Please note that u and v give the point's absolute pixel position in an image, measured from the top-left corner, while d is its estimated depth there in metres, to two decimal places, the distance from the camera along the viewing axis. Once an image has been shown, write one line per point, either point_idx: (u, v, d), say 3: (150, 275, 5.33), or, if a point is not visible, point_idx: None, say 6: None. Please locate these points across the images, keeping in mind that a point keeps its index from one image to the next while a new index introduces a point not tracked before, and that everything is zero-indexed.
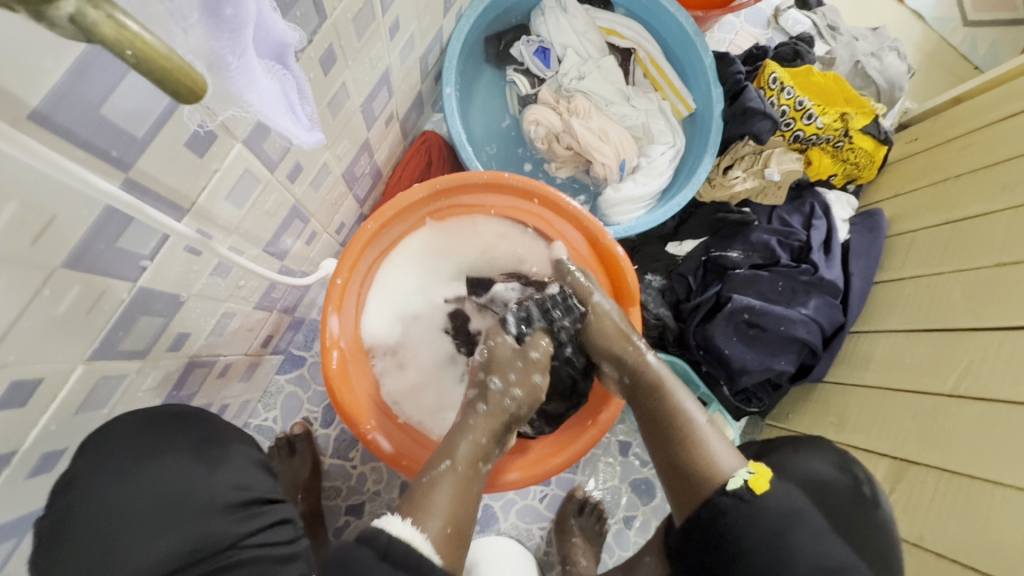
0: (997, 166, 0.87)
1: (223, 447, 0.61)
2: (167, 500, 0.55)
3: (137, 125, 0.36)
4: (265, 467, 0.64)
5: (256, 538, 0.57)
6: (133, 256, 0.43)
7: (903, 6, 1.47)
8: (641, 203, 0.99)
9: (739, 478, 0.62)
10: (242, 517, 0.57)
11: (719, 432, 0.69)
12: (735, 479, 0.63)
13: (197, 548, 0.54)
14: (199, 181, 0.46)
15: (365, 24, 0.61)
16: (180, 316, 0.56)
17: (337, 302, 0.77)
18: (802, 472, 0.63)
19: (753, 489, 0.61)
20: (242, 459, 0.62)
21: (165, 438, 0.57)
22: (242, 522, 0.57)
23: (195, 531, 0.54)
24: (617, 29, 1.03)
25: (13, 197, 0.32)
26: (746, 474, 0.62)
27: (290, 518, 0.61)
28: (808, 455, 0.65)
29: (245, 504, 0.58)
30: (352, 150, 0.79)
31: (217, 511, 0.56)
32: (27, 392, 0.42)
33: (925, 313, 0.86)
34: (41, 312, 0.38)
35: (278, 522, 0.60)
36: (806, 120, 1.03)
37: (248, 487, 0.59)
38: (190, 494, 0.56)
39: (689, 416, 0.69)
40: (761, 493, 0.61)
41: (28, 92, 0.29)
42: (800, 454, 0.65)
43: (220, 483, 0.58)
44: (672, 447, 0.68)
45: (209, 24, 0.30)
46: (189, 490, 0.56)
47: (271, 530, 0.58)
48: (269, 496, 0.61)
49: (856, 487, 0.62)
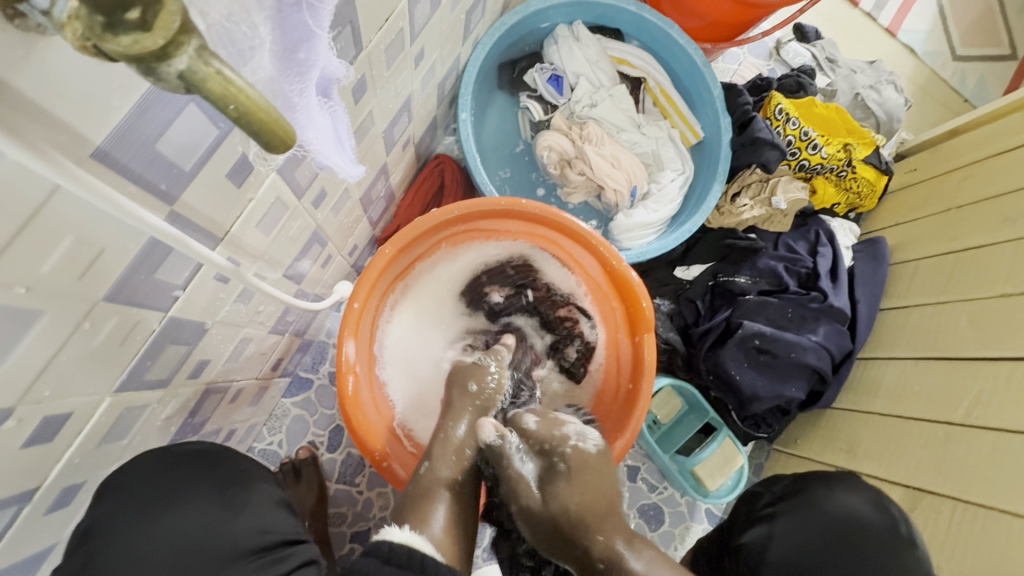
0: (999, 199, 0.90)
1: (244, 489, 0.59)
2: (192, 549, 0.54)
3: (187, 157, 0.36)
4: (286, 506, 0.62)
5: None
6: (168, 286, 0.43)
7: (896, 40, 1.53)
8: (651, 228, 1.00)
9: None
10: (266, 564, 0.56)
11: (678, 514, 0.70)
12: None
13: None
14: (235, 210, 0.46)
15: (395, 54, 0.61)
16: (203, 344, 0.55)
17: (354, 327, 0.76)
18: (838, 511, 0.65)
19: None
20: (264, 501, 0.60)
21: (179, 479, 0.56)
22: (267, 568, 0.56)
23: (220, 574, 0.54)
24: (628, 59, 1.05)
25: (68, 234, 0.31)
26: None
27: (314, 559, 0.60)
28: (842, 493, 0.66)
29: (267, 549, 0.57)
30: (371, 173, 0.79)
31: (240, 558, 0.56)
32: (56, 427, 0.40)
33: (933, 342, 0.88)
34: (79, 346, 0.37)
35: (303, 563, 0.59)
36: (811, 149, 1.06)
37: (271, 529, 0.58)
38: (211, 542, 0.55)
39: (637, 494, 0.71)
40: None
41: (93, 128, 0.28)
42: (835, 490, 0.66)
43: (240, 529, 0.57)
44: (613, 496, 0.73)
45: (278, 64, 0.30)
46: (211, 540, 0.55)
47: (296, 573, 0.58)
48: (289, 539, 0.59)
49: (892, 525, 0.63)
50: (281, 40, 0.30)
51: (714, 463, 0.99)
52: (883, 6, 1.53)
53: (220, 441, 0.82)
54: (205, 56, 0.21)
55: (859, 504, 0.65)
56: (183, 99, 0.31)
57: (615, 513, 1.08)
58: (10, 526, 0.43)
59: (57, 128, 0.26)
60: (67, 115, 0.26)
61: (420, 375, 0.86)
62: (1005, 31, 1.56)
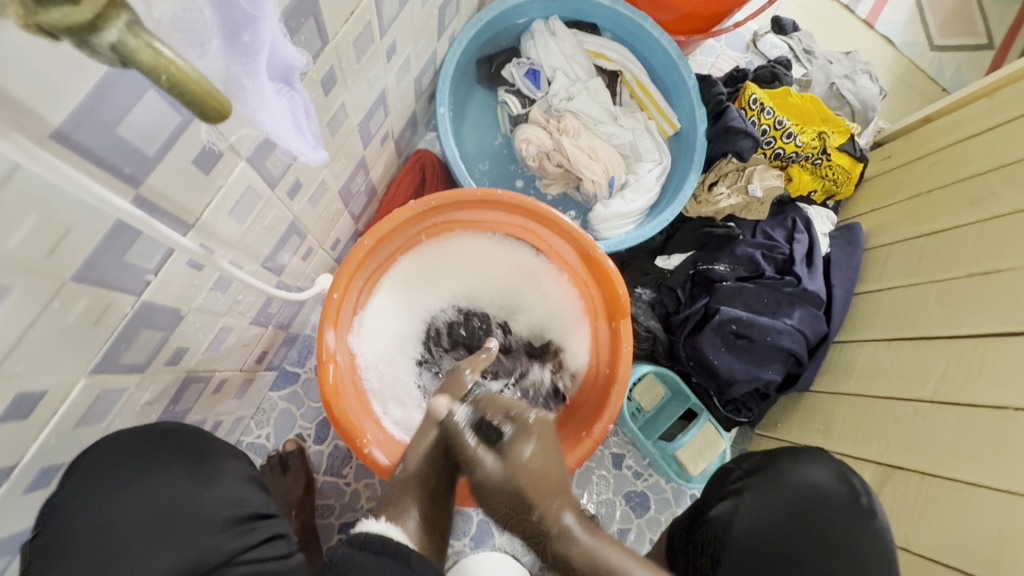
0: (965, 181, 0.92)
1: (216, 463, 0.60)
2: (159, 519, 0.54)
3: (150, 143, 0.38)
4: (258, 482, 0.63)
5: (253, 553, 0.57)
6: (138, 270, 0.44)
7: (874, 32, 1.55)
8: (629, 218, 1.02)
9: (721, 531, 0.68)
10: (235, 534, 0.57)
11: None
12: None
13: (193, 564, 0.54)
14: (205, 198, 0.48)
15: (364, 47, 0.63)
16: (180, 330, 0.57)
17: (334, 318, 0.78)
18: (800, 483, 0.67)
19: None
20: (235, 477, 0.61)
21: (159, 454, 0.56)
22: (235, 538, 0.57)
23: (192, 546, 0.54)
24: (604, 52, 1.07)
25: (33, 211, 0.32)
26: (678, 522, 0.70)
27: (284, 534, 0.61)
28: (808, 465, 0.69)
29: (241, 520, 0.58)
30: (349, 167, 0.81)
31: (212, 530, 0.56)
32: (32, 404, 0.42)
33: (904, 323, 0.90)
34: (51, 325, 0.39)
35: (273, 536, 0.60)
36: (785, 139, 1.07)
37: (243, 504, 0.59)
38: (184, 512, 0.55)
39: None
40: None
41: (51, 111, 0.30)
42: (799, 463, 0.69)
43: (211, 502, 0.57)
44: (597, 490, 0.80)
45: (228, 49, 0.31)
46: (182, 507, 0.55)
47: (266, 545, 0.59)
48: (261, 513, 0.60)
49: (853, 498, 0.66)
50: (226, 21, 0.31)
51: (696, 448, 1.01)
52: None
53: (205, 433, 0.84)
54: (137, 29, 0.23)
55: (820, 476, 0.68)
56: (144, 80, 0.33)
57: (601, 500, 1.09)
58: None
59: (15, 109, 0.28)
60: (24, 96, 0.28)
61: (397, 359, 0.90)
62: (982, 21, 1.59)
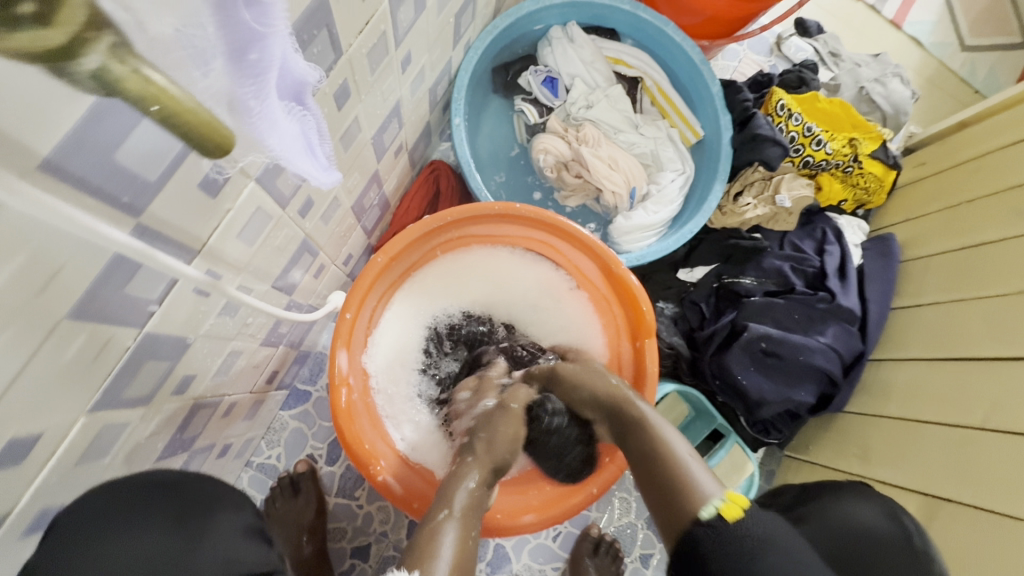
0: (1010, 190, 0.87)
1: (203, 519, 0.52)
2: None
3: (152, 168, 0.35)
4: (257, 534, 0.56)
5: None
6: (140, 301, 0.41)
7: (902, 32, 1.49)
8: (652, 230, 0.98)
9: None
10: None
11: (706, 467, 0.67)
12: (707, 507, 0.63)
13: None
14: (211, 222, 0.45)
15: (379, 58, 0.60)
16: (187, 359, 0.54)
17: (346, 339, 0.75)
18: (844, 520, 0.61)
19: (724, 516, 0.61)
20: (228, 529, 0.53)
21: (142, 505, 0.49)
22: None
23: None
24: (624, 59, 1.03)
25: (21, 249, 0.29)
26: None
27: None
28: (853, 504, 0.62)
29: None
30: (362, 182, 0.78)
31: None
32: (26, 448, 0.39)
33: (947, 342, 0.85)
34: (45, 365, 0.36)
35: None
36: (815, 146, 1.02)
37: (242, 560, 0.51)
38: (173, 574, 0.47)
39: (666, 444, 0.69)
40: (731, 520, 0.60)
41: (40, 141, 0.27)
42: (844, 500, 0.63)
43: (205, 561, 0.49)
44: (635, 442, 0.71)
45: (232, 69, 0.28)
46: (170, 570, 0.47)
47: None
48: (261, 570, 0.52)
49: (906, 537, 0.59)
50: (232, 41, 0.27)
51: (722, 472, 0.96)
52: None
53: (215, 457, 0.81)
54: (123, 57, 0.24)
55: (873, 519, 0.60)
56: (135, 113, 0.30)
57: (622, 524, 1.05)
58: None
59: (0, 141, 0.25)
60: (9, 128, 0.25)
61: (402, 372, 0.85)
62: (1015, 19, 1.53)
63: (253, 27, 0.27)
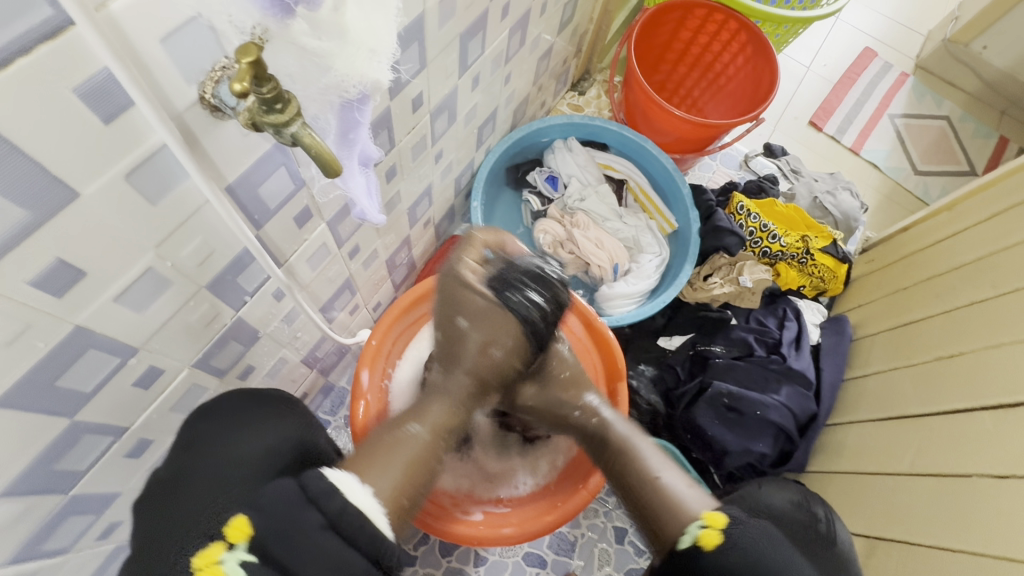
0: (935, 279, 1.04)
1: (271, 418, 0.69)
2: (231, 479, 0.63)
3: (272, 200, 0.56)
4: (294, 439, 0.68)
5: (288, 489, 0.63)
6: (242, 289, 0.61)
7: (860, 157, 1.76)
8: (632, 299, 1.17)
9: (692, 535, 0.65)
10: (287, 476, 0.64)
11: (677, 475, 0.73)
12: (688, 535, 0.65)
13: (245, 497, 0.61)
14: (295, 244, 0.66)
15: (419, 151, 0.85)
16: (253, 350, 0.73)
17: (370, 361, 0.93)
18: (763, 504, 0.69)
19: (703, 545, 0.63)
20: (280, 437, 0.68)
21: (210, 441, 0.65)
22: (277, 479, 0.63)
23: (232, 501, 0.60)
24: (612, 165, 1.30)
25: (199, 236, 0.49)
26: (699, 529, 0.65)
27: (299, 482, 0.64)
28: (770, 492, 0.71)
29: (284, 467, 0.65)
30: (396, 242, 1.00)
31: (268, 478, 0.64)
32: (153, 378, 0.56)
33: (886, 404, 0.97)
34: (183, 318, 0.54)
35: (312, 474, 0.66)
36: (771, 239, 1.23)
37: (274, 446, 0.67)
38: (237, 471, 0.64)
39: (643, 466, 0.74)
40: (708, 549, 0.63)
41: (230, 174, 0.48)
42: (762, 488, 0.72)
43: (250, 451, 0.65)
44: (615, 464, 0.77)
45: (339, 143, 0.48)
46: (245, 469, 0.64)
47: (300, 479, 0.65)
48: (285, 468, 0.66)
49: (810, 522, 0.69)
50: (342, 129, 0.48)
51: None
52: (844, 130, 1.79)
53: None
54: (308, 128, 0.39)
55: (642, 443, 0.77)
56: (269, 168, 0.52)
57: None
58: (98, 460, 0.56)
59: (218, 173, 0.46)
60: (223, 167, 0.46)
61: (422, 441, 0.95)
62: (961, 151, 1.80)
63: (348, 137, 0.48)
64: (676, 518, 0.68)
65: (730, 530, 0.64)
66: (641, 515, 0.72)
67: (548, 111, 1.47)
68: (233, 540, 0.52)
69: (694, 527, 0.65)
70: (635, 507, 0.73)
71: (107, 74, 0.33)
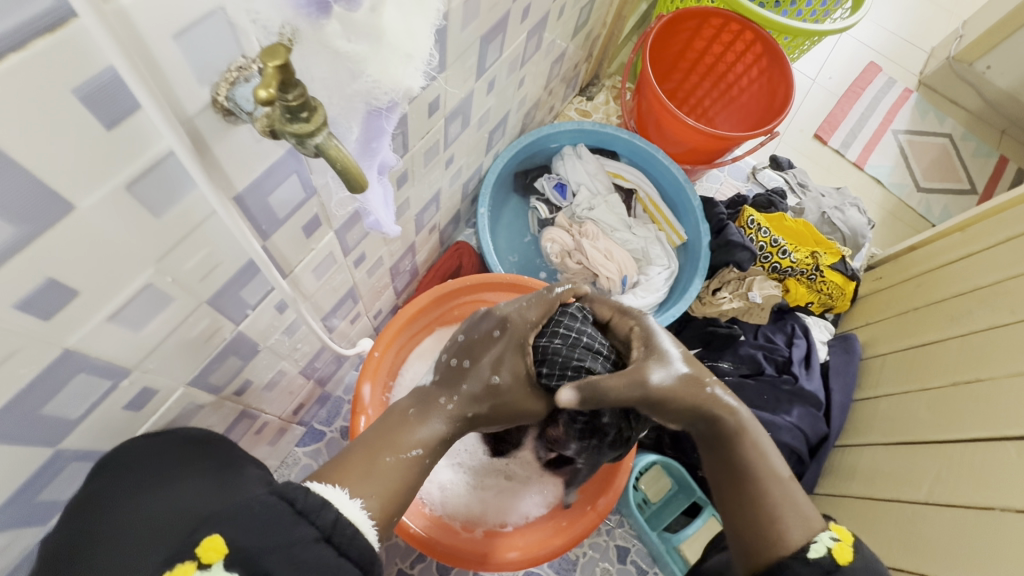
0: (949, 300, 1.03)
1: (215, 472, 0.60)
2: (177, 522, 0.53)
3: (282, 209, 0.52)
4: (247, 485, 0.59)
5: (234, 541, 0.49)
6: (245, 302, 0.57)
7: (864, 172, 1.76)
8: (640, 312, 1.14)
9: (823, 544, 0.54)
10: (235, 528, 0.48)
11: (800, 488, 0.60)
12: (817, 546, 0.54)
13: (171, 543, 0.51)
14: (301, 254, 0.62)
15: (431, 156, 0.81)
16: (252, 364, 0.68)
17: (372, 374, 0.88)
18: None
19: (838, 559, 0.52)
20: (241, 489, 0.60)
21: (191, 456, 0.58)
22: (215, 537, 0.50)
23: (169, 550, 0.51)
24: (622, 174, 1.27)
25: (204, 248, 0.45)
26: (831, 540, 0.54)
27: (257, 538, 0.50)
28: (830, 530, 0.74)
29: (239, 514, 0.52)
30: (402, 249, 0.96)
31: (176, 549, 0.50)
32: (146, 399, 0.52)
33: (900, 428, 0.95)
34: (180, 336, 0.50)
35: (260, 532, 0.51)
36: (781, 254, 1.20)
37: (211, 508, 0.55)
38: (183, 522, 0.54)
39: (767, 470, 0.60)
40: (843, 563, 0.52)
41: (240, 182, 0.44)
42: None
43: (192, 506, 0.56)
44: (730, 455, 0.61)
45: (361, 150, 0.44)
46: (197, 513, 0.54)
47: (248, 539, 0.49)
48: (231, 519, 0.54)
49: None
50: (366, 137, 0.43)
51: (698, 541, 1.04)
52: (849, 144, 1.79)
53: None
54: (335, 137, 0.35)
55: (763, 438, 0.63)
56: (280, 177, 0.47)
57: None
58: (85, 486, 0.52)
59: (227, 181, 0.42)
60: (233, 175, 0.42)
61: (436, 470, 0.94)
62: (962, 170, 1.81)
63: (373, 145, 0.44)
64: (793, 530, 0.56)
65: (859, 547, 0.54)
66: (754, 521, 0.58)
67: (555, 115, 1.44)
68: (206, 561, 0.39)
69: (826, 537, 0.54)
70: (754, 510, 0.58)
71: (112, 74, 0.29)
